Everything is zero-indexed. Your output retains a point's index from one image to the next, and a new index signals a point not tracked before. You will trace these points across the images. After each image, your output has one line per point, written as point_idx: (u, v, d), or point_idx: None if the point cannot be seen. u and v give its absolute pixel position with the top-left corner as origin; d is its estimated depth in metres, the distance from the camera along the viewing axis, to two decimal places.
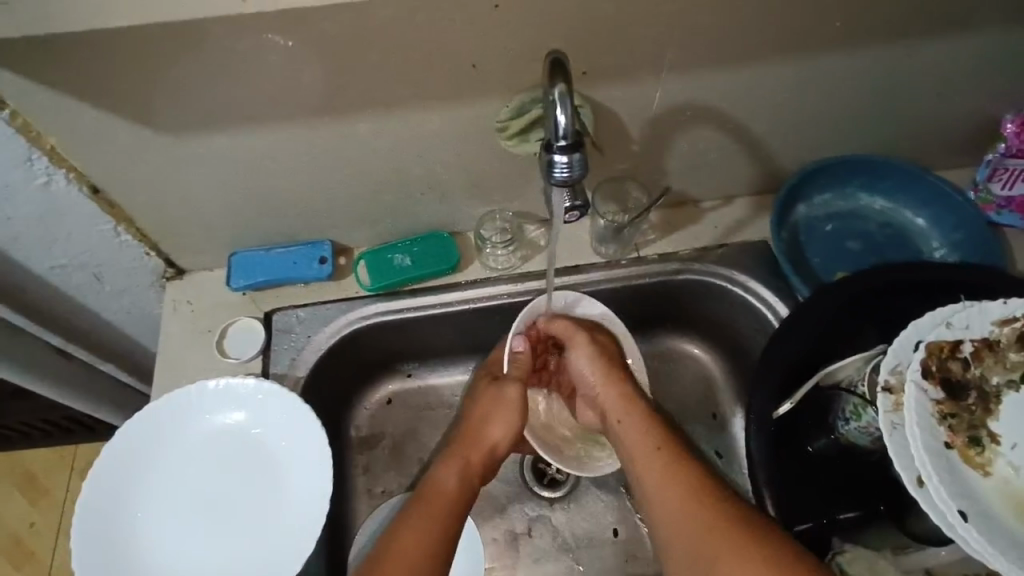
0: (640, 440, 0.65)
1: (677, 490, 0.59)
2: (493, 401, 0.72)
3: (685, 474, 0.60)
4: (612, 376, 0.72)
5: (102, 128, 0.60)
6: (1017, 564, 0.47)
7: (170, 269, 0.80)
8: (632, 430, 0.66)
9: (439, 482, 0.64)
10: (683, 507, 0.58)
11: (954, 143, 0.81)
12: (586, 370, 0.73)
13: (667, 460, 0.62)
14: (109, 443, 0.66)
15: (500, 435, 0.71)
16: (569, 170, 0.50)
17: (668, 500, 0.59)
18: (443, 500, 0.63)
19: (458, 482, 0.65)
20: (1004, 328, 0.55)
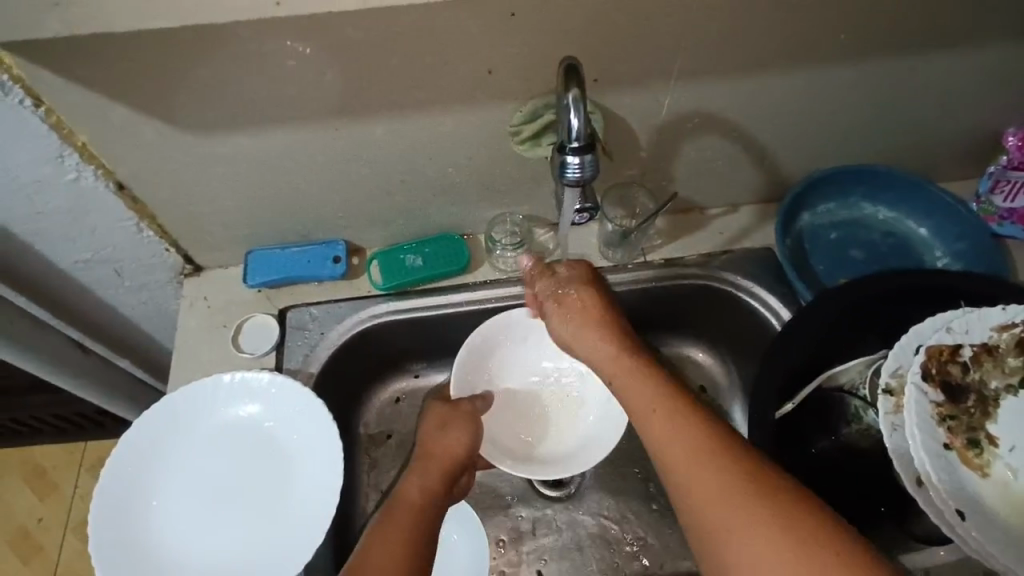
0: (641, 395, 0.58)
1: (682, 447, 0.51)
2: (447, 414, 0.72)
3: (690, 421, 0.53)
4: (605, 329, 0.67)
5: (131, 126, 0.63)
6: (1014, 561, 0.48)
7: (189, 266, 0.83)
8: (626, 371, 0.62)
9: (407, 495, 0.63)
10: (687, 455, 0.51)
11: (956, 155, 0.82)
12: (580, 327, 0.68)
13: (671, 410, 0.55)
14: (127, 431, 0.67)
15: (460, 443, 0.70)
16: (581, 170, 0.52)
17: (673, 453, 0.51)
18: (407, 507, 0.62)
19: (422, 491, 0.64)
20: (1003, 333, 0.56)
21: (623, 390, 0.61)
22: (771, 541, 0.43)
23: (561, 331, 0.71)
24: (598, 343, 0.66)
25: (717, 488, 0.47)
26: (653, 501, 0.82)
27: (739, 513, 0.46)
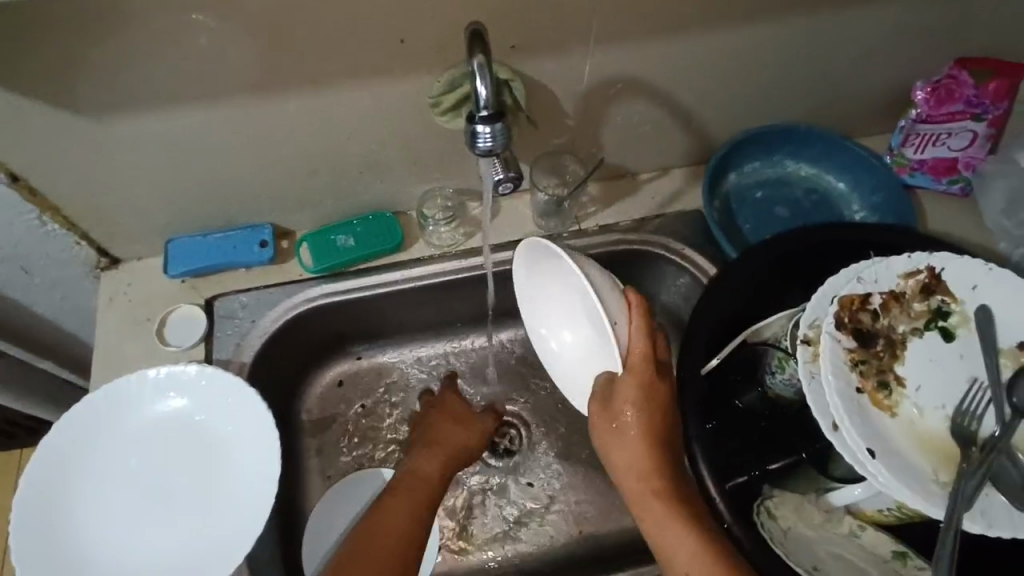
0: (672, 536, 0.56)
1: (676, 542, 0.56)
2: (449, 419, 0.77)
3: (683, 529, 0.56)
4: (650, 463, 0.58)
5: (16, 110, 0.58)
6: (915, 491, 0.51)
7: (104, 259, 0.78)
8: (671, 523, 0.56)
9: (418, 470, 0.69)
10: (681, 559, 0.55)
11: (871, 112, 0.85)
12: (626, 458, 0.59)
13: (690, 539, 0.55)
14: (48, 436, 0.64)
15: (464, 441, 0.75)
16: (491, 139, 0.51)
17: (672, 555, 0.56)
18: (421, 485, 0.67)
19: (433, 467, 0.70)
20: (909, 280, 0.59)
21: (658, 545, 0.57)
22: None
23: (603, 442, 0.60)
24: (633, 461, 0.58)
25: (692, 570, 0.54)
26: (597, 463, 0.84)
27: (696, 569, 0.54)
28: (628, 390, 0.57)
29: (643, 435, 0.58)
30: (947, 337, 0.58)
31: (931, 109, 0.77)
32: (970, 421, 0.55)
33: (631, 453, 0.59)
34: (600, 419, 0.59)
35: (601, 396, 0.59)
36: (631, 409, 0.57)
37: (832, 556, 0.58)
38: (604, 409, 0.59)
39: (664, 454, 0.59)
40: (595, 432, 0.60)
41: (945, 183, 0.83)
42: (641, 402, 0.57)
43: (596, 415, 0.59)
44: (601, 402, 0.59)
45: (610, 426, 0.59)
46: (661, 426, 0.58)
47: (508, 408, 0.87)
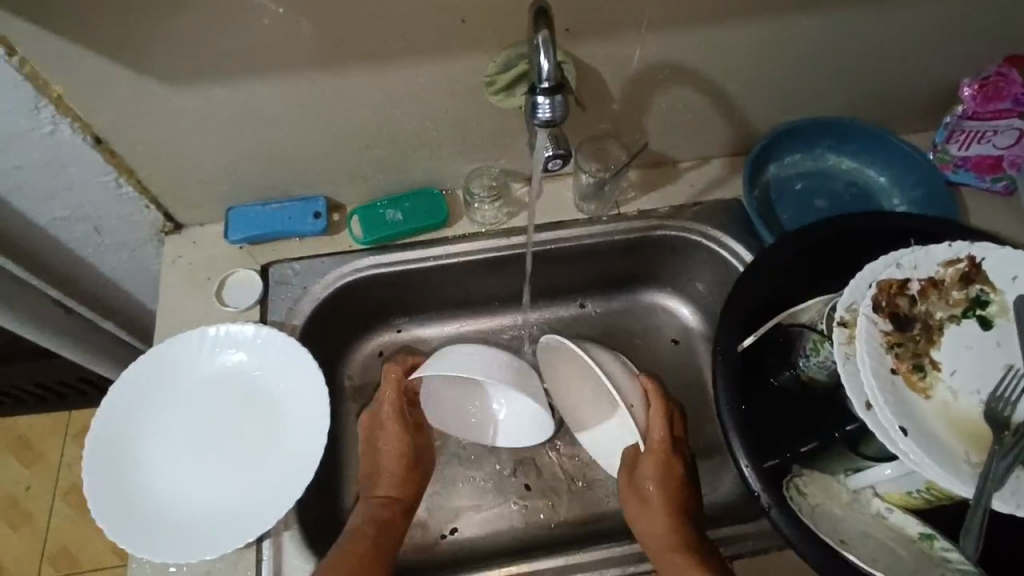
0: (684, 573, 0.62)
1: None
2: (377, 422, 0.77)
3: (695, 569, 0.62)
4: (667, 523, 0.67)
5: (107, 76, 0.63)
6: (947, 471, 0.52)
7: (170, 224, 0.83)
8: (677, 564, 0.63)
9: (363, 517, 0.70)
10: None
11: (916, 107, 0.86)
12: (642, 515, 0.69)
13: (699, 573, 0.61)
14: (120, 380, 0.70)
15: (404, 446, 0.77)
16: (551, 110, 0.54)
17: None
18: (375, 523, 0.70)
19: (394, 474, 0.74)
20: (948, 269, 0.60)
21: None
22: None
23: (629, 504, 0.71)
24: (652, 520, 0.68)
25: None
26: None
27: None
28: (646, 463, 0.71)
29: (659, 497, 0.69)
30: (984, 325, 0.59)
31: (977, 106, 0.77)
32: (1003, 407, 0.56)
33: (648, 514, 0.68)
34: (627, 484, 0.72)
35: (627, 465, 0.74)
36: (648, 477, 0.70)
37: (860, 534, 0.59)
38: (627, 475, 0.73)
39: (682, 520, 0.68)
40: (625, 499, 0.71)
41: (988, 181, 0.83)
42: (659, 475, 0.70)
43: (625, 481, 0.72)
44: (626, 472, 0.73)
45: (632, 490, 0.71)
46: (678, 499, 0.69)
47: None
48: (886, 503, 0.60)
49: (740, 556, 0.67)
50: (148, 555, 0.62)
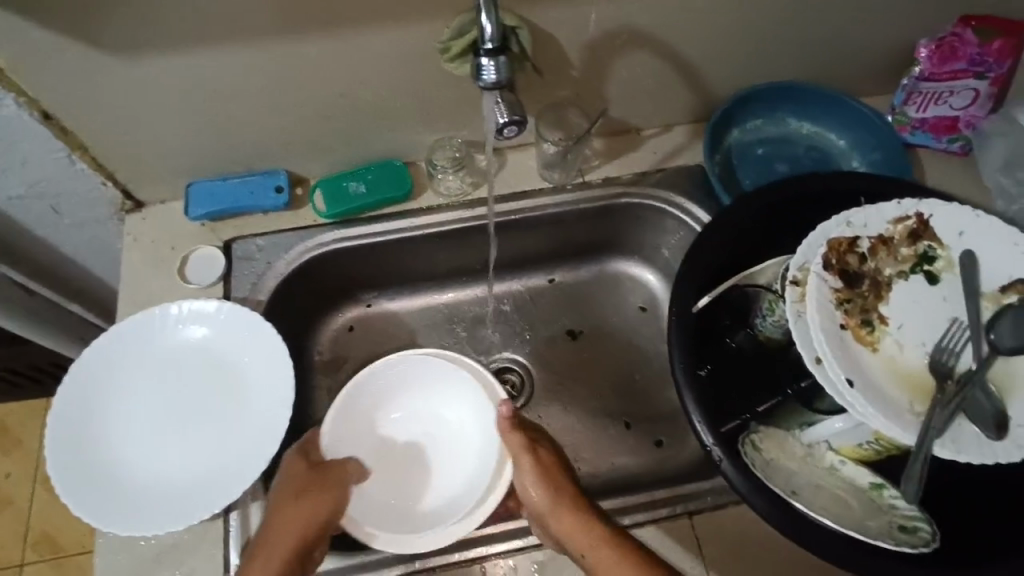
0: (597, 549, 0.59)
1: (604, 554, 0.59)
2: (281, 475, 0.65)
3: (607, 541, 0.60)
4: (560, 502, 0.63)
5: (49, 49, 0.62)
6: (891, 420, 0.54)
7: (129, 202, 0.82)
8: (599, 547, 0.59)
9: None
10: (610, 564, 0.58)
11: (875, 70, 0.86)
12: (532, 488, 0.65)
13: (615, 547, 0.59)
14: (83, 355, 0.70)
15: (297, 493, 0.63)
16: (495, 71, 0.57)
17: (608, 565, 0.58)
18: None
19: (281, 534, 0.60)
20: (897, 226, 0.61)
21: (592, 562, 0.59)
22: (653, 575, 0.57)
23: (533, 495, 0.64)
24: (553, 500, 0.63)
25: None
26: (594, 408, 0.87)
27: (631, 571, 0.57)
28: (540, 457, 0.67)
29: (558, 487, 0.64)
30: (931, 280, 0.60)
31: (935, 67, 0.78)
32: (948, 357, 0.57)
33: (555, 503, 0.63)
34: (529, 475, 0.66)
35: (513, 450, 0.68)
36: (545, 467, 0.66)
37: (812, 485, 0.60)
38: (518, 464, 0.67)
39: (574, 498, 0.63)
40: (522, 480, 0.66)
41: (945, 141, 0.84)
42: (554, 463, 0.67)
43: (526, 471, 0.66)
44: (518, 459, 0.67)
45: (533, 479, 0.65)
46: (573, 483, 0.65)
47: (509, 355, 0.91)
48: (839, 455, 0.62)
49: (700, 511, 0.68)
50: (111, 528, 0.62)
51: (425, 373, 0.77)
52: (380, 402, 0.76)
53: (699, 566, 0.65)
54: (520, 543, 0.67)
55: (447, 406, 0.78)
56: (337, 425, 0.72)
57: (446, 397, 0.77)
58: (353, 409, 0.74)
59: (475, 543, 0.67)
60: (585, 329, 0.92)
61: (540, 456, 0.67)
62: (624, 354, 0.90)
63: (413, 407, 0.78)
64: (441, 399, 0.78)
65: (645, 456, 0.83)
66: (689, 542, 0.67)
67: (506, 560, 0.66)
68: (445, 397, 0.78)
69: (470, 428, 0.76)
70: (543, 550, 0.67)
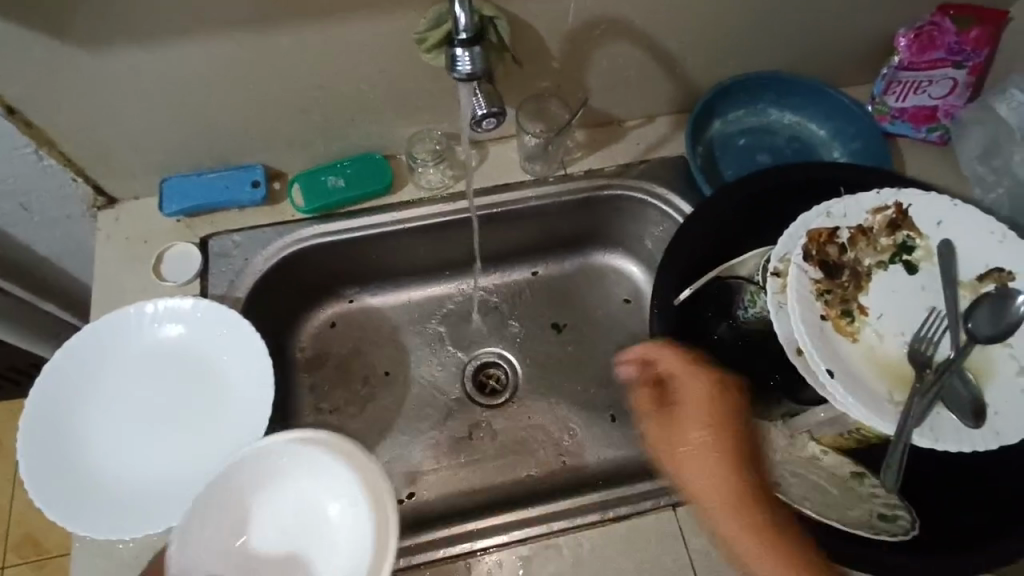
0: (718, 483, 0.55)
1: (727, 499, 0.55)
2: None
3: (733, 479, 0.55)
4: (705, 442, 0.57)
5: (10, 41, 0.60)
6: (869, 410, 0.54)
7: (101, 198, 0.80)
8: (724, 492, 0.55)
9: None
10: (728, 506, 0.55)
11: (855, 60, 0.87)
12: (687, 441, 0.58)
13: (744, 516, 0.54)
14: (55, 356, 0.68)
15: None
16: (470, 62, 0.56)
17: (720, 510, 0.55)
18: None
19: None
20: (877, 216, 0.62)
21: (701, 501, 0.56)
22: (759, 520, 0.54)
23: (663, 449, 0.59)
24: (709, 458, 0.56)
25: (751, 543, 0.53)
26: (579, 402, 0.87)
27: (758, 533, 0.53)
28: (693, 415, 0.58)
29: (718, 442, 0.57)
30: (910, 270, 0.60)
31: (913, 57, 0.79)
32: (926, 347, 0.57)
33: (706, 448, 0.57)
34: (683, 437, 0.58)
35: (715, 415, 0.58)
36: (694, 421, 0.58)
37: (792, 474, 0.60)
38: (720, 422, 0.58)
39: (713, 429, 0.57)
40: (660, 433, 0.59)
41: (924, 131, 0.85)
42: (700, 400, 0.59)
43: (689, 434, 0.58)
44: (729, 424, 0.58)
45: (700, 439, 0.57)
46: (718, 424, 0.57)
47: (494, 349, 0.90)
48: (821, 446, 0.62)
49: (685, 503, 0.68)
50: (89, 533, 0.60)
51: (282, 468, 0.61)
52: (242, 512, 0.61)
53: (684, 558, 0.66)
54: (504, 538, 0.67)
55: (316, 496, 0.62)
56: (192, 539, 0.58)
57: (319, 491, 0.62)
58: (201, 532, 0.59)
59: (460, 539, 0.67)
60: (570, 322, 0.92)
61: (709, 414, 0.58)
62: (609, 347, 0.90)
63: (284, 514, 0.62)
64: (315, 495, 0.62)
65: (630, 448, 0.83)
66: (674, 534, 0.67)
67: (491, 556, 0.66)
68: (317, 487, 0.62)
69: (345, 522, 0.61)
70: (528, 545, 0.67)
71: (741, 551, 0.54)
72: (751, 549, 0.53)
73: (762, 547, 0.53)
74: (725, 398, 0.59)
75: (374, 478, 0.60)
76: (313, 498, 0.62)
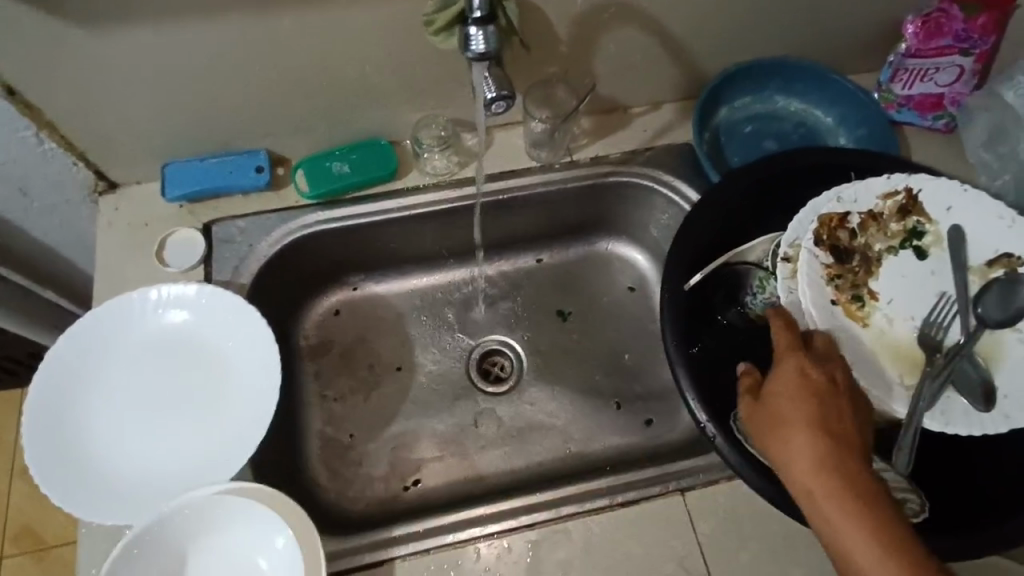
0: (810, 474, 0.47)
1: (853, 516, 0.45)
2: None
3: (854, 491, 0.46)
4: (821, 452, 0.47)
5: (11, 19, 0.58)
6: (879, 392, 0.56)
7: (102, 183, 0.79)
8: (844, 509, 0.45)
9: None
10: (858, 534, 0.45)
11: (862, 48, 0.86)
12: (800, 453, 0.48)
13: (865, 527, 0.44)
14: (58, 343, 0.67)
15: None
16: (484, 42, 0.57)
17: (845, 532, 0.45)
18: None
19: None
20: (887, 201, 0.61)
21: (829, 527, 0.46)
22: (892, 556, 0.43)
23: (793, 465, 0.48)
24: (812, 456, 0.47)
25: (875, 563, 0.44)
26: (583, 389, 0.87)
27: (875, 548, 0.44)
28: (787, 385, 0.51)
29: (823, 414, 0.49)
30: (920, 255, 0.61)
31: (920, 43, 0.78)
32: (936, 331, 0.58)
33: (823, 454, 0.47)
34: (787, 415, 0.50)
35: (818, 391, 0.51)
36: (796, 395, 0.50)
37: None
38: (833, 402, 0.50)
39: (830, 435, 0.48)
40: (771, 432, 0.50)
41: (930, 119, 0.84)
42: (805, 392, 0.50)
43: (791, 414, 0.50)
44: (846, 408, 0.50)
45: (800, 411, 0.49)
46: (829, 426, 0.49)
47: (499, 336, 0.90)
48: None
49: (693, 487, 0.68)
50: (96, 520, 0.60)
51: (215, 523, 0.61)
52: (171, 570, 0.60)
53: (692, 542, 0.66)
54: (513, 522, 0.67)
55: (245, 549, 0.62)
56: None
57: (252, 546, 0.61)
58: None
59: (467, 525, 0.67)
60: (575, 309, 0.92)
61: (805, 389, 0.50)
62: (614, 335, 0.90)
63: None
64: (249, 544, 0.62)
65: (635, 435, 0.83)
66: (682, 518, 0.67)
67: (500, 541, 0.66)
68: (253, 542, 0.61)
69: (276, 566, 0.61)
70: (535, 530, 0.67)
71: (830, 521, 0.46)
72: (831, 513, 0.46)
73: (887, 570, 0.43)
74: (826, 378, 0.51)
75: (296, 517, 0.61)
76: (247, 555, 0.61)
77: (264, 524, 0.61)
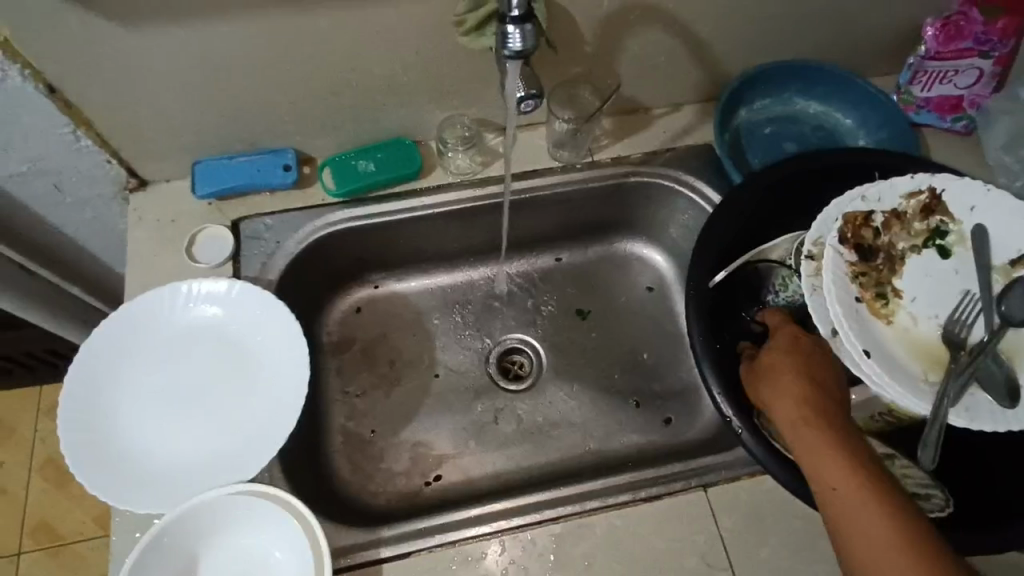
0: (793, 410, 0.54)
1: (829, 443, 0.51)
2: None
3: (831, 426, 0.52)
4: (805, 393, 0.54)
5: (56, 18, 0.60)
6: (907, 390, 0.55)
7: (133, 180, 0.80)
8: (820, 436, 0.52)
9: None
10: (831, 456, 0.51)
11: (882, 50, 0.87)
12: (786, 392, 0.55)
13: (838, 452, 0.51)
14: (94, 334, 0.69)
15: None
16: (522, 39, 0.57)
17: (822, 457, 0.51)
18: None
19: None
20: (910, 201, 0.62)
21: (807, 453, 0.52)
22: (861, 478, 0.49)
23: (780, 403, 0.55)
24: (797, 396, 0.54)
25: (845, 481, 0.49)
26: (602, 387, 0.87)
27: (846, 469, 0.50)
28: (779, 349, 0.58)
29: (807, 367, 0.56)
30: (943, 254, 0.61)
31: (941, 45, 0.79)
32: (960, 329, 0.58)
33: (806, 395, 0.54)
34: (777, 370, 0.57)
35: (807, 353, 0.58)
36: (784, 352, 0.58)
37: None
38: (818, 364, 0.57)
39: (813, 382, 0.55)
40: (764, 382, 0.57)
41: (949, 121, 0.85)
42: (796, 352, 0.57)
43: (780, 368, 0.56)
44: (831, 370, 0.57)
45: (790, 364, 0.56)
46: (814, 376, 0.56)
47: (518, 335, 0.91)
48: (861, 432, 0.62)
49: (716, 481, 0.69)
50: (129, 508, 0.61)
51: (222, 521, 0.62)
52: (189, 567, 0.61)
53: (714, 536, 0.66)
54: (537, 516, 0.68)
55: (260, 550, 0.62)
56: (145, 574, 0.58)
57: (268, 545, 0.62)
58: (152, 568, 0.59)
59: (497, 517, 0.68)
60: (594, 308, 0.93)
61: (795, 352, 0.57)
62: (633, 333, 0.91)
63: None
64: (264, 544, 0.62)
65: (654, 433, 0.84)
66: (703, 513, 0.67)
67: (524, 533, 0.67)
68: (256, 542, 0.62)
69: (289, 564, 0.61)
70: (561, 523, 0.67)
71: (808, 449, 0.52)
72: (810, 440, 0.52)
73: (855, 487, 0.49)
74: (815, 345, 0.58)
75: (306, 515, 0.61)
76: (252, 554, 0.62)
77: (278, 525, 0.62)
